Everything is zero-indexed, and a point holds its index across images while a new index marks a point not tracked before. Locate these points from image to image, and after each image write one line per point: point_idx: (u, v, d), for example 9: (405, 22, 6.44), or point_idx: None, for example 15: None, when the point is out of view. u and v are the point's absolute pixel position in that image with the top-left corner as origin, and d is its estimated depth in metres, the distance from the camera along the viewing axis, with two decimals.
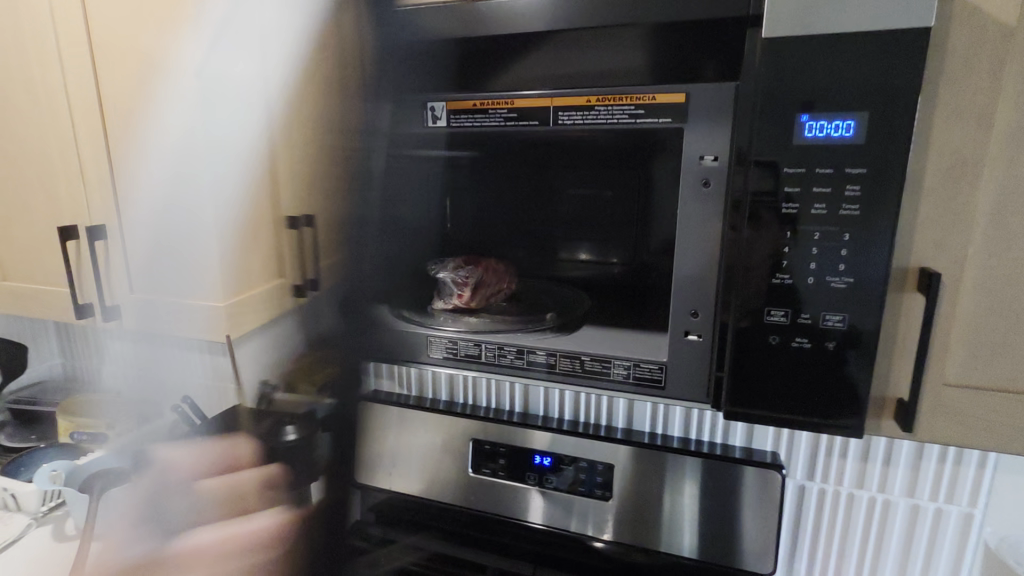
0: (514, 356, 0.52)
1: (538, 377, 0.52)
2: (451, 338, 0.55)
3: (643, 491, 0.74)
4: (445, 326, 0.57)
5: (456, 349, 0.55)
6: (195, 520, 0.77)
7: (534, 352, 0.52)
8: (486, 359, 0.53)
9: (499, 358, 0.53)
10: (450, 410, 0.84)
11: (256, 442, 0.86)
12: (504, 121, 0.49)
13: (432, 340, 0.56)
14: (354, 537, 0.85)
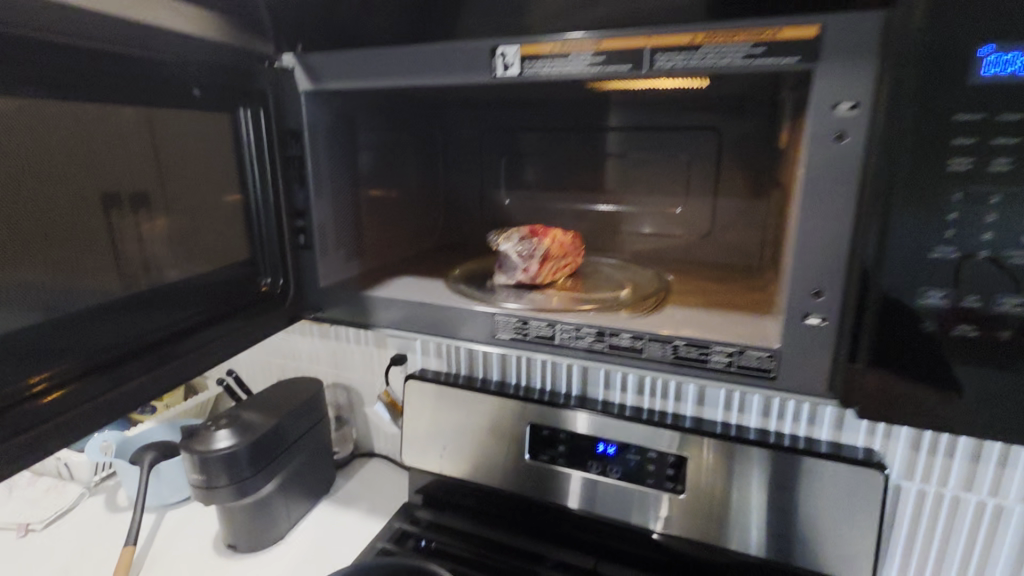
0: (595, 338, 0.46)
1: (622, 361, 0.46)
2: (519, 316, 0.49)
3: (717, 485, 0.68)
4: (510, 305, 0.50)
5: (525, 330, 0.49)
6: (244, 498, 0.75)
7: (618, 333, 0.45)
8: (561, 340, 0.47)
9: (577, 340, 0.47)
10: (501, 392, 0.80)
11: (303, 418, 0.83)
12: (587, 68, 0.41)
13: (497, 319, 0.50)
14: (404, 521, 0.82)
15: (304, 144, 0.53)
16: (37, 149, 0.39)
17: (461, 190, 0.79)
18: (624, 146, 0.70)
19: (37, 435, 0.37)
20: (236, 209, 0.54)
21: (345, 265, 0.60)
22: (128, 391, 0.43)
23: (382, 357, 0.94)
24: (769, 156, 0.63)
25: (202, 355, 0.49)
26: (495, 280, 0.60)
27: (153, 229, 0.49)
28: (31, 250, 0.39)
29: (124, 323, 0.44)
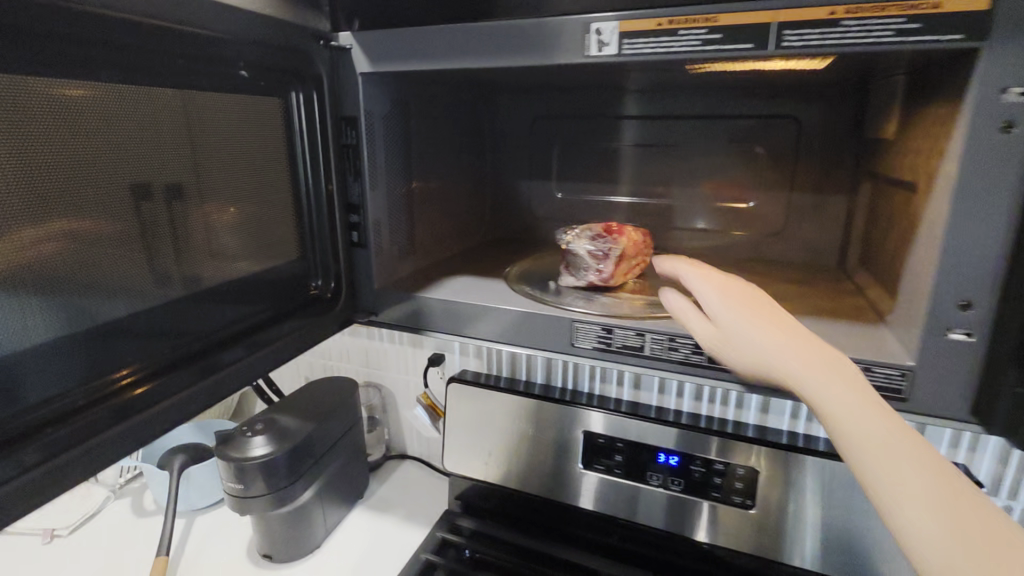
0: (691, 350, 0.44)
1: (717, 373, 0.44)
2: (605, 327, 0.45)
3: (785, 501, 0.64)
4: (590, 313, 0.47)
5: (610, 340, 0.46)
6: (282, 506, 0.71)
7: (717, 345, 0.43)
8: (652, 353, 0.45)
9: (668, 351, 0.45)
10: (547, 396, 0.76)
11: (340, 420, 0.80)
12: (700, 45, 0.37)
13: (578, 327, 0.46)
14: (447, 531, 0.78)
15: (361, 132, 0.50)
16: (102, 134, 0.35)
17: (509, 182, 0.76)
18: (689, 134, 0.65)
19: (111, 439, 0.35)
20: (287, 202, 0.50)
21: (398, 263, 0.57)
22: (177, 406, 0.39)
23: (419, 356, 0.90)
24: (850, 148, 0.59)
25: (255, 362, 0.46)
26: (563, 279, 0.55)
27: (224, 216, 0.45)
28: (99, 245, 0.36)
29: (186, 315, 0.42)
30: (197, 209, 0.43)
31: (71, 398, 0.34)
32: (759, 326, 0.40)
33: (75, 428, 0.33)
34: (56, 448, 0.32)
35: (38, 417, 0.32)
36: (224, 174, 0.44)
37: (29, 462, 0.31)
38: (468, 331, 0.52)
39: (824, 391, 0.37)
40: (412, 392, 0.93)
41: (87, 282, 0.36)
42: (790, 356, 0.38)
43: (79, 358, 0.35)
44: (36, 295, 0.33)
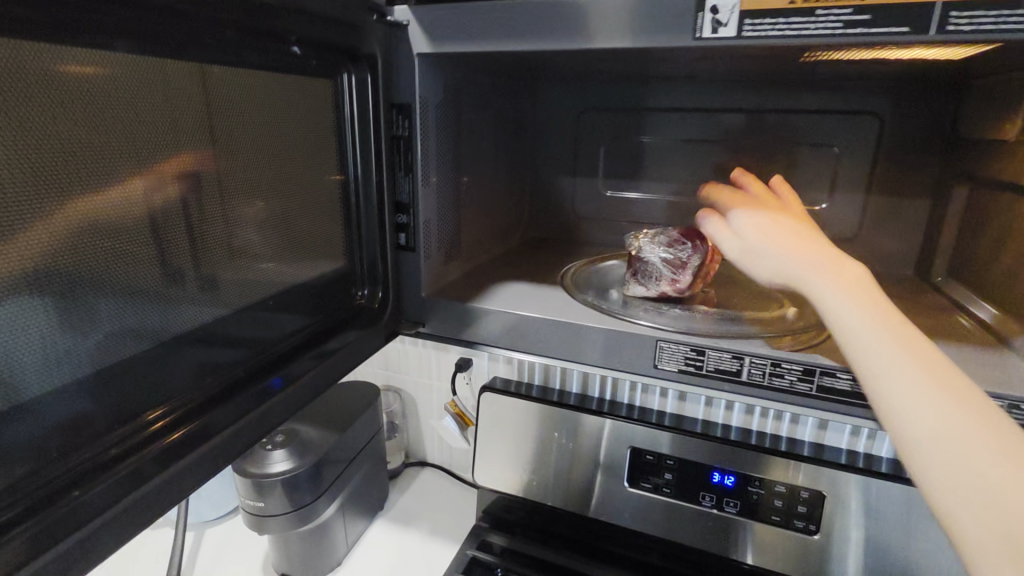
0: (796, 378, 0.43)
1: (828, 402, 0.42)
2: (695, 347, 0.45)
3: (842, 522, 0.61)
4: (680, 331, 0.46)
5: (701, 361, 0.45)
6: (305, 524, 0.67)
7: (830, 373, 0.41)
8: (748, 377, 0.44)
9: (769, 378, 0.43)
10: (585, 407, 0.71)
11: (365, 429, 0.75)
12: (840, 30, 0.35)
13: (662, 346, 0.46)
14: (477, 548, 0.74)
15: (414, 123, 0.49)
16: (119, 121, 0.31)
17: (551, 179, 0.73)
18: (749, 131, 0.61)
19: (139, 503, 0.32)
20: (330, 199, 0.48)
21: (446, 266, 0.58)
22: (210, 455, 0.37)
23: (444, 360, 0.85)
24: (894, 155, 0.56)
25: (291, 396, 0.43)
26: (630, 287, 0.54)
27: (253, 214, 0.42)
28: (111, 243, 0.32)
29: (215, 335, 0.39)
30: (219, 202, 0.39)
31: (89, 426, 0.31)
32: (786, 246, 0.41)
33: (106, 487, 0.31)
34: (86, 514, 0.30)
35: (69, 473, 0.30)
36: (264, 171, 0.42)
37: (60, 533, 0.29)
38: (542, 350, 0.51)
39: (847, 312, 0.37)
40: (434, 397, 0.88)
41: (98, 280, 0.32)
42: (814, 275, 0.39)
43: (99, 383, 0.32)
44: (39, 297, 0.29)
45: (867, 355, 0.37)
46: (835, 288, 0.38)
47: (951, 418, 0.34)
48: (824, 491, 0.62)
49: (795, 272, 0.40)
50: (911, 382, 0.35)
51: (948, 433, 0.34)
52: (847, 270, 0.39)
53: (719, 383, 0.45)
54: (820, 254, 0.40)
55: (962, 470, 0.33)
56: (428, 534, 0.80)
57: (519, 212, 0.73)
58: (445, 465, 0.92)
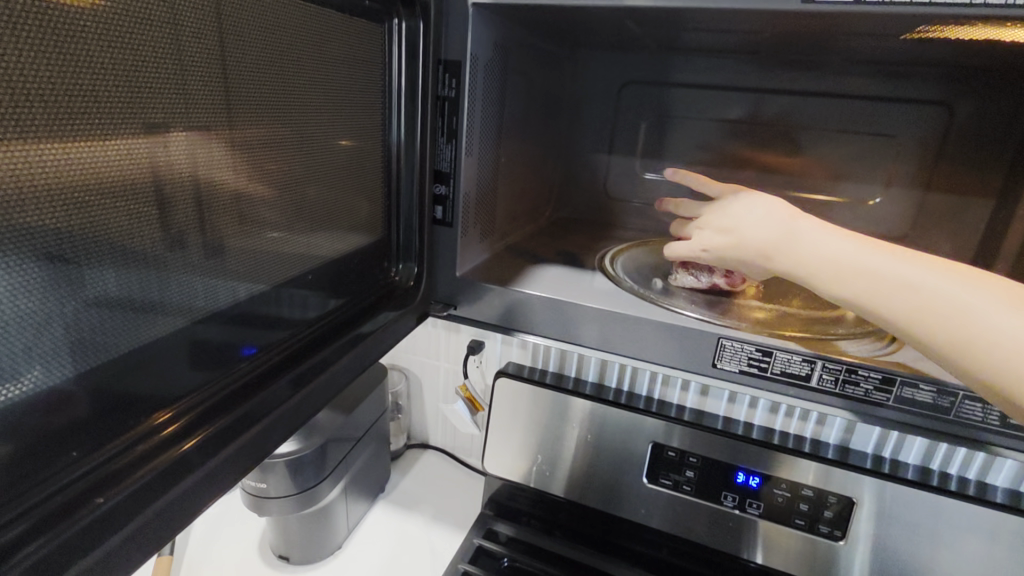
0: (872, 387, 0.43)
1: (905, 412, 0.42)
2: (761, 349, 0.45)
3: (865, 529, 0.60)
4: (744, 332, 0.46)
5: (766, 362, 0.45)
6: (307, 508, 0.64)
7: (911, 385, 0.42)
8: (800, 376, 0.45)
9: (842, 386, 0.44)
10: (598, 398, 0.68)
11: (371, 410, 0.72)
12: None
13: (726, 346, 0.46)
14: (484, 538, 0.71)
15: (461, 83, 0.51)
16: (110, 73, 0.28)
17: (587, 155, 0.75)
18: (773, 114, 0.65)
19: (159, 515, 0.31)
20: (380, 166, 0.51)
21: (478, 244, 0.60)
22: (227, 463, 0.36)
23: (454, 341, 0.81)
24: (949, 148, 0.58)
25: (316, 389, 0.43)
26: (676, 274, 0.54)
27: (315, 160, 0.44)
28: (99, 204, 0.30)
29: (203, 307, 0.37)
30: (227, 168, 0.37)
31: (69, 405, 0.30)
32: (757, 251, 0.45)
33: (127, 497, 0.30)
34: (107, 528, 0.29)
35: (79, 484, 0.29)
36: (304, 134, 0.43)
37: (83, 547, 0.28)
38: (591, 342, 0.52)
39: (833, 281, 0.42)
40: (441, 378, 0.85)
41: (82, 243, 0.29)
42: (790, 260, 0.44)
43: (77, 361, 0.30)
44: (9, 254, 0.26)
45: (834, 275, 0.42)
46: (812, 262, 0.42)
47: (918, 275, 0.39)
48: (854, 497, 0.59)
49: (755, 257, 0.45)
50: (876, 267, 0.41)
51: (926, 286, 0.39)
52: (805, 242, 0.43)
53: (777, 383, 0.46)
54: (751, 219, 0.46)
55: (983, 333, 0.37)
56: (430, 520, 0.78)
57: (550, 187, 0.75)
58: (447, 448, 0.90)
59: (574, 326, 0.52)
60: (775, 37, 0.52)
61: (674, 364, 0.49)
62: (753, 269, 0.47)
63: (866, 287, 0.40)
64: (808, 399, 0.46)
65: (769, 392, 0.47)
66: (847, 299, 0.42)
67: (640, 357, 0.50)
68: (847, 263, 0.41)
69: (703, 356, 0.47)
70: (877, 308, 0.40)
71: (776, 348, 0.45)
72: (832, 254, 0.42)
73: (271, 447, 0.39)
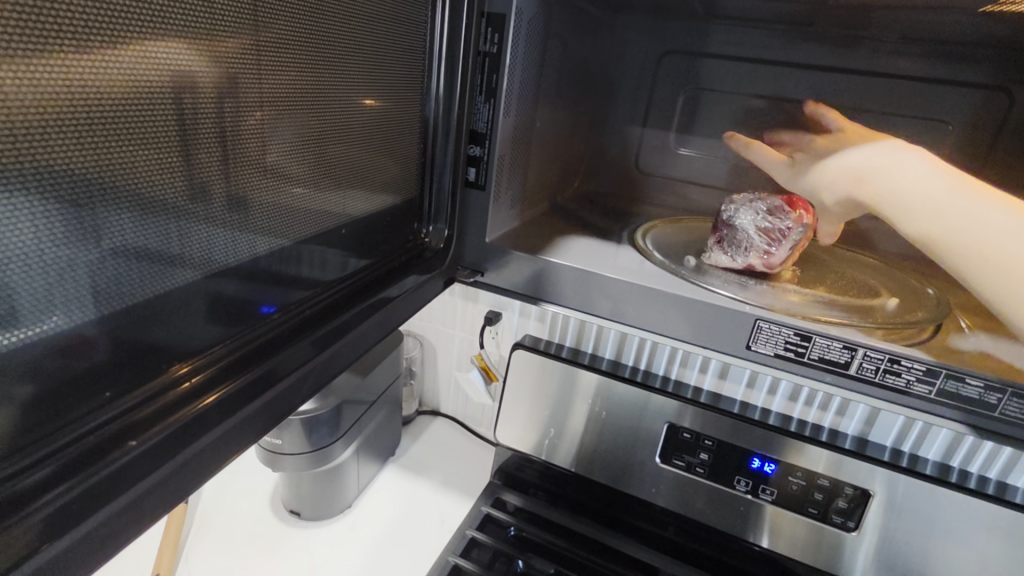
0: (914, 378, 0.42)
1: (946, 405, 0.41)
2: (800, 333, 0.44)
3: (880, 522, 0.59)
4: (784, 315, 0.45)
5: (804, 347, 0.44)
6: (320, 466, 0.65)
7: (956, 378, 0.40)
8: (838, 361, 0.44)
9: (882, 375, 0.43)
10: (616, 375, 0.67)
11: (386, 374, 0.73)
12: None
13: (763, 328, 0.45)
14: (492, 506, 0.71)
15: (504, 39, 0.50)
16: (137, 8, 0.27)
17: (619, 127, 0.73)
18: (816, 92, 0.62)
19: (186, 466, 0.32)
20: (414, 126, 0.50)
21: (510, 211, 0.59)
22: (251, 418, 0.36)
23: (471, 311, 0.80)
24: (1006, 136, 0.56)
25: (339, 351, 0.43)
26: (710, 254, 0.53)
27: (347, 113, 0.43)
28: (124, 148, 0.29)
29: (223, 257, 0.36)
30: (253, 118, 0.36)
31: (88, 348, 0.29)
32: (847, 174, 0.48)
33: (159, 442, 0.30)
34: (136, 474, 0.29)
35: (105, 431, 0.29)
36: (340, 88, 0.42)
37: (111, 492, 0.28)
38: (617, 316, 0.51)
39: (908, 210, 0.44)
40: (456, 347, 0.85)
41: (106, 189, 0.28)
42: (880, 186, 0.46)
43: (98, 305, 0.30)
44: (28, 195, 0.25)
45: (919, 207, 0.44)
46: (899, 188, 0.45)
47: (996, 223, 0.42)
48: (870, 490, 0.59)
49: (848, 177, 0.48)
50: (967, 208, 0.42)
51: (999, 234, 0.41)
52: (899, 171, 0.45)
53: (809, 368, 0.45)
54: (859, 147, 0.49)
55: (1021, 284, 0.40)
56: (439, 485, 0.78)
57: (580, 157, 0.73)
58: (458, 416, 0.90)
59: (603, 298, 0.51)
60: (829, 6, 0.49)
61: (703, 342, 0.48)
62: (839, 200, 0.50)
63: (937, 222, 0.43)
64: (842, 385, 0.45)
65: (804, 377, 0.46)
66: (911, 231, 0.44)
67: (667, 335, 0.49)
68: (930, 199, 0.43)
69: (736, 336, 0.46)
70: (937, 242, 0.43)
71: (815, 332, 0.44)
72: (920, 187, 0.44)
73: (291, 407, 0.39)
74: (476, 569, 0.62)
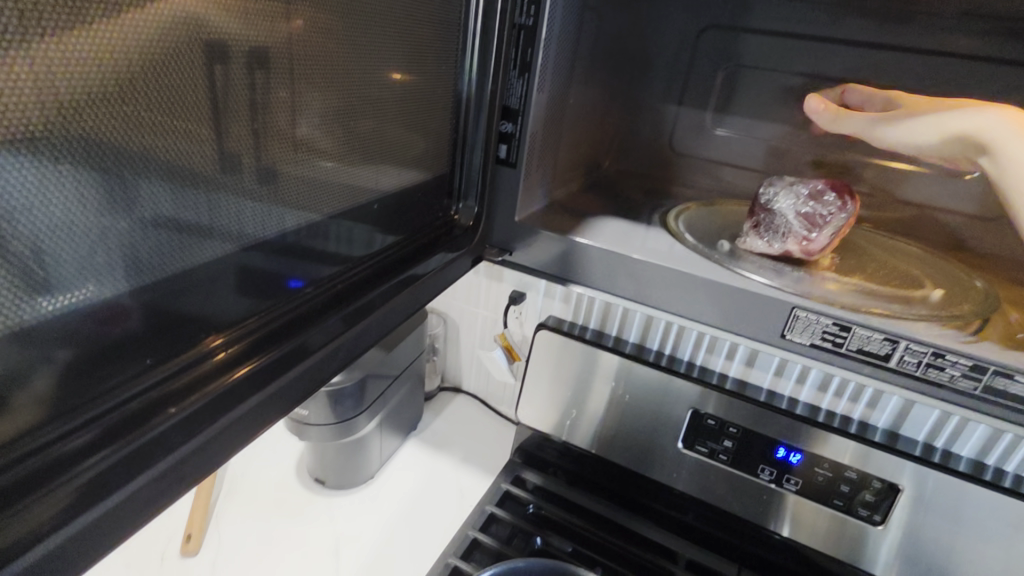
0: (959, 373, 0.40)
1: (992, 403, 0.40)
2: (838, 323, 0.43)
3: (908, 518, 0.58)
4: (823, 303, 0.44)
5: (842, 338, 0.43)
6: (344, 438, 0.67)
7: (1005, 375, 0.39)
8: (878, 352, 0.42)
9: (923, 369, 0.41)
10: (641, 358, 0.67)
11: (409, 350, 0.73)
12: None
13: (799, 317, 0.44)
14: (513, 484, 0.72)
15: (540, 11, 0.48)
16: None
17: (654, 105, 0.71)
18: (863, 71, 0.59)
19: (222, 435, 0.32)
20: (444, 102, 0.50)
21: (539, 190, 0.58)
22: (282, 391, 0.36)
23: (495, 290, 0.80)
24: None
25: (367, 327, 0.43)
26: (745, 239, 0.52)
27: (378, 86, 0.43)
28: (156, 119, 0.29)
29: (253, 229, 0.37)
30: (283, 91, 0.36)
31: (124, 318, 0.30)
32: (952, 121, 0.46)
33: (196, 411, 0.31)
34: (176, 441, 0.30)
35: (143, 398, 0.30)
36: (371, 61, 0.41)
37: (153, 457, 0.29)
38: (646, 300, 0.50)
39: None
40: (479, 326, 0.85)
41: (140, 160, 0.29)
42: (996, 146, 0.44)
43: (136, 275, 0.30)
44: (65, 164, 0.26)
45: None
46: (1020, 153, 0.43)
47: None
48: (898, 484, 0.57)
49: (952, 129, 0.46)
50: None
51: None
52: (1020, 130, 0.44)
53: (847, 359, 0.44)
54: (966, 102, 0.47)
55: None
56: (459, 462, 0.79)
57: (612, 136, 0.72)
58: (480, 393, 0.91)
59: (632, 283, 0.50)
60: None
61: (734, 328, 0.47)
62: (927, 147, 0.47)
63: None
64: (881, 377, 0.43)
65: (841, 369, 0.45)
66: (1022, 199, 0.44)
67: (698, 321, 0.48)
68: None
69: (770, 325, 0.45)
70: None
71: (856, 322, 0.42)
72: None
73: (320, 380, 0.40)
74: (495, 544, 0.63)
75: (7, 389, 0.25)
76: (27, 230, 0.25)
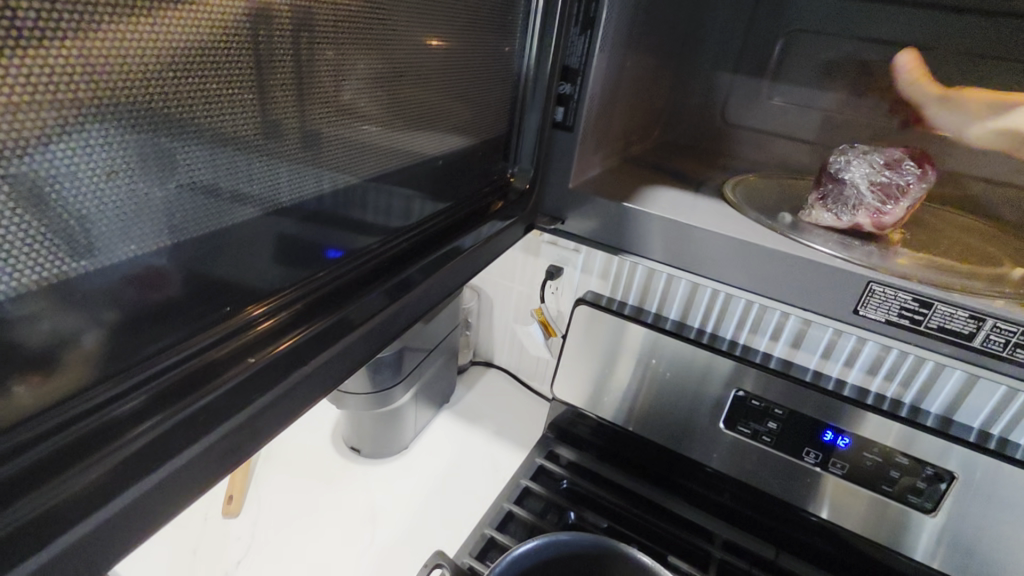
0: None
1: None
2: (919, 299, 0.41)
3: (959, 510, 0.56)
4: (902, 277, 0.42)
5: (921, 315, 0.41)
6: (382, 407, 0.67)
7: None
8: (962, 330, 0.40)
9: (1011, 350, 0.39)
10: (680, 335, 0.65)
11: (444, 324, 0.73)
12: None
13: (875, 292, 0.42)
14: (547, 459, 0.72)
15: None
16: None
17: (706, 74, 0.69)
18: (938, 39, 0.56)
19: (266, 411, 0.32)
20: (493, 69, 0.48)
21: (591, 157, 0.57)
22: (326, 366, 0.36)
23: (532, 265, 0.79)
24: None
25: (412, 297, 0.43)
26: (810, 210, 0.50)
27: (429, 47, 0.41)
28: (193, 75, 0.27)
29: (291, 195, 0.36)
30: (328, 52, 0.34)
31: (162, 283, 0.29)
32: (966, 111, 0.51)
33: (241, 385, 0.31)
34: (223, 414, 0.30)
35: (178, 369, 0.30)
36: (422, 22, 0.40)
37: (202, 428, 0.29)
38: (705, 271, 0.48)
39: None
40: (513, 301, 0.84)
41: (174, 118, 0.27)
42: None
43: (172, 236, 0.29)
44: (108, 123, 0.25)
45: None
46: None
47: None
48: (954, 472, 0.55)
49: None
50: None
51: None
52: None
53: (928, 335, 0.42)
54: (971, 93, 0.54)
55: None
56: (492, 435, 0.79)
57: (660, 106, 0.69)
58: (512, 368, 0.91)
59: (691, 252, 0.49)
60: None
61: (802, 297, 0.45)
62: None
63: None
64: (963, 357, 0.41)
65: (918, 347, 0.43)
66: None
67: (763, 288, 0.46)
68: None
69: (840, 297, 0.43)
70: None
71: (940, 296, 0.40)
72: None
73: (363, 352, 0.40)
74: (531, 517, 0.63)
75: (58, 348, 0.25)
76: (67, 190, 0.24)
